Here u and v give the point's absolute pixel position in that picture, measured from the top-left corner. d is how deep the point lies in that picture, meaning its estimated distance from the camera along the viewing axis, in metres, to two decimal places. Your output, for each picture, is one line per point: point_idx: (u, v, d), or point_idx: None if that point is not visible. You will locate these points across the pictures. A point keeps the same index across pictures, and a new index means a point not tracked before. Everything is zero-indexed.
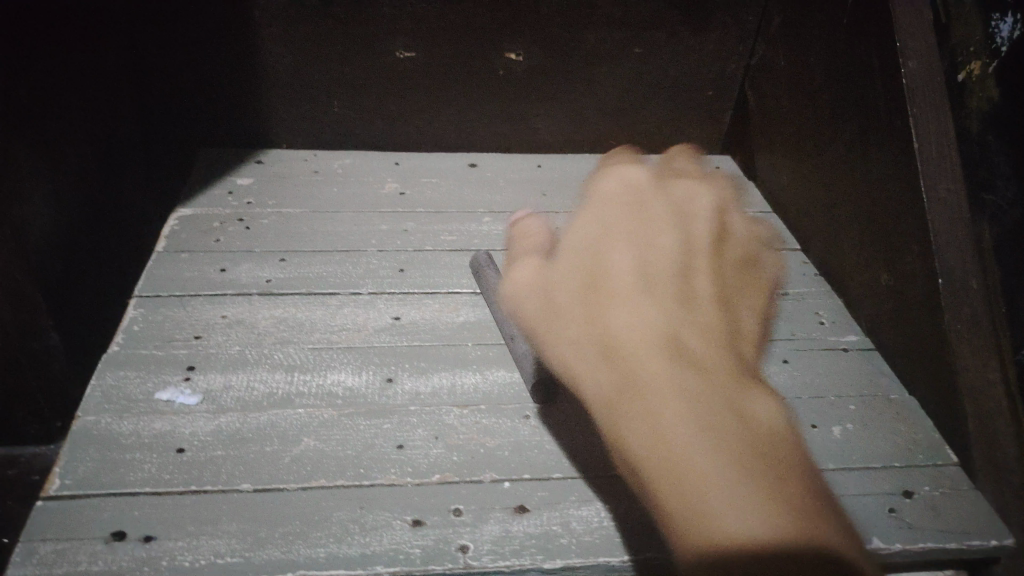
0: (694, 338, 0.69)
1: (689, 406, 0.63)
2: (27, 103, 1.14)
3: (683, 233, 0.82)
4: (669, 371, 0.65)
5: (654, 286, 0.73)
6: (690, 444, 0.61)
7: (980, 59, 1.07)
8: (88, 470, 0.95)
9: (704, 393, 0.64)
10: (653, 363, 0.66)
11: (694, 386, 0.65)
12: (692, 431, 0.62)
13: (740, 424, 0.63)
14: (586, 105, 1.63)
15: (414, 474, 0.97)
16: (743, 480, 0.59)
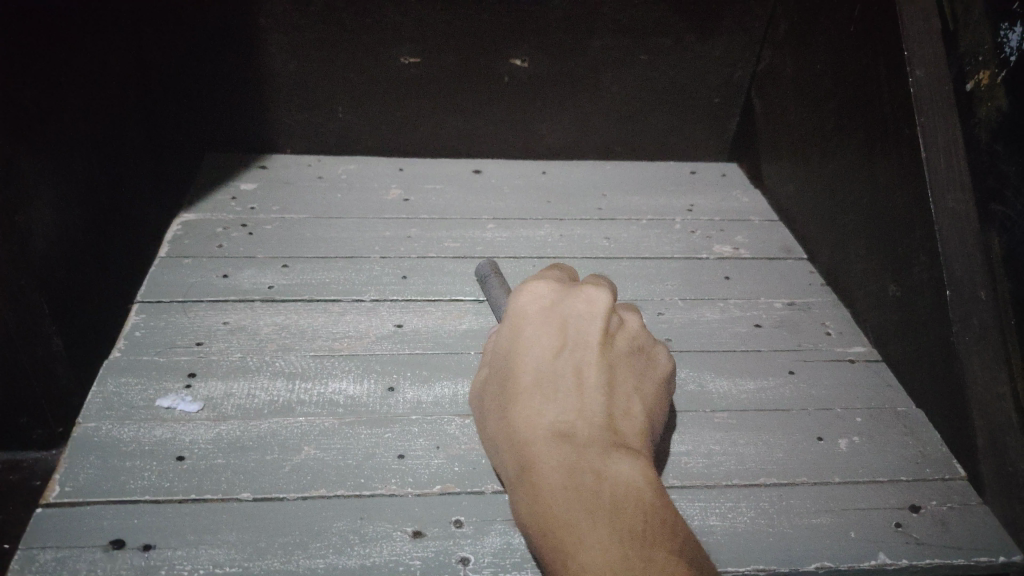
0: (577, 420, 0.77)
1: (565, 484, 0.73)
2: (30, 110, 1.14)
3: (576, 324, 0.82)
4: (551, 456, 0.74)
5: (547, 377, 0.79)
6: (566, 517, 0.71)
7: (990, 69, 1.02)
8: (89, 477, 0.95)
9: (579, 472, 0.73)
10: (539, 451, 0.75)
11: (569, 467, 0.73)
12: (568, 505, 0.71)
13: (604, 493, 0.71)
14: (591, 112, 1.62)
15: (415, 484, 0.96)
16: (609, 543, 0.68)
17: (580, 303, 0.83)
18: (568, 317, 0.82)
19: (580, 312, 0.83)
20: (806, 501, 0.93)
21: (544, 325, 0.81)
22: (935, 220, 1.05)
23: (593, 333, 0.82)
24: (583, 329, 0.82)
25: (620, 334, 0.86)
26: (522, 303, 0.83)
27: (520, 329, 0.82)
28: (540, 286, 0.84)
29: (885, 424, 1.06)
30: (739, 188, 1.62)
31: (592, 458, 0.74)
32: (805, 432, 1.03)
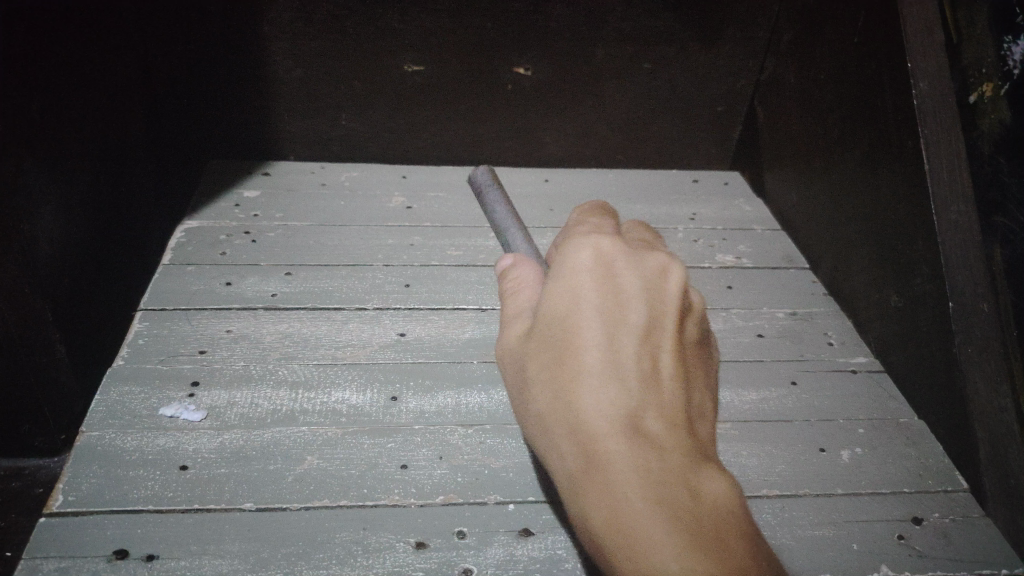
0: (652, 406, 0.54)
1: (646, 498, 0.51)
2: (35, 120, 1.13)
3: (647, 282, 0.58)
4: (625, 456, 0.52)
5: (613, 343, 0.55)
6: (649, 538, 0.50)
7: (993, 82, 1.05)
8: (92, 487, 0.95)
9: (666, 482, 0.52)
10: (605, 445, 0.53)
11: (653, 474, 0.51)
12: (652, 521, 0.51)
13: (698, 510, 0.51)
14: (594, 120, 1.62)
15: (418, 495, 0.96)
16: None
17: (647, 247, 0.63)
18: (638, 273, 0.57)
19: (652, 266, 0.59)
20: (808, 513, 0.93)
21: (608, 279, 0.57)
22: (938, 231, 1.05)
23: (670, 297, 0.58)
24: (658, 293, 0.58)
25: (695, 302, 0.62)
26: (574, 251, 0.58)
27: (575, 285, 0.57)
28: (587, 223, 0.62)
29: (888, 435, 1.06)
30: (742, 197, 1.63)
31: (681, 467, 0.52)
32: (807, 444, 1.03)
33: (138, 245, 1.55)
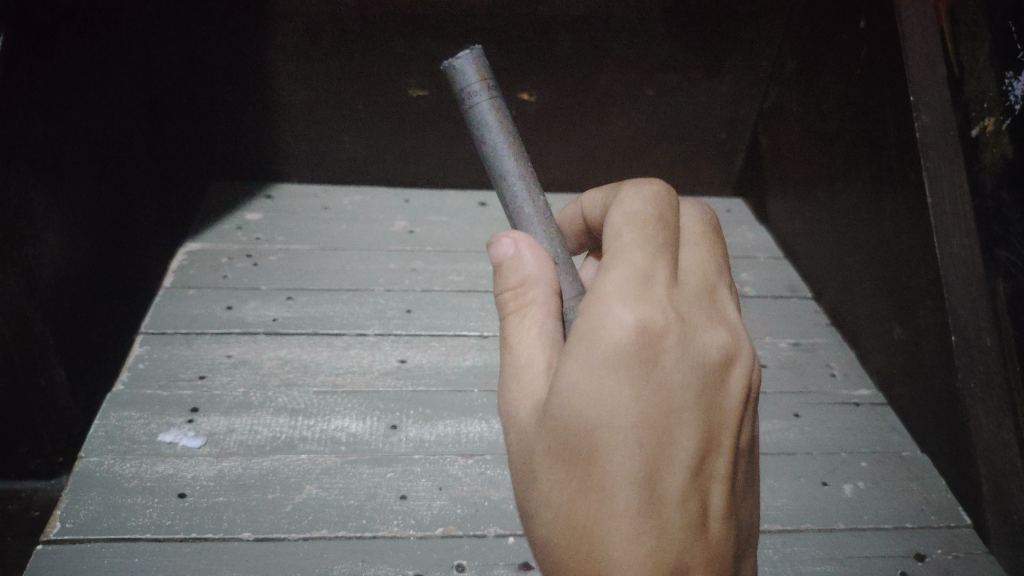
0: (690, 549, 0.51)
1: None
2: (44, 141, 1.10)
3: (700, 394, 0.51)
4: None
5: (655, 480, 0.50)
6: None
7: (995, 116, 1.05)
8: (90, 514, 0.95)
9: None
10: None
11: None
12: None
13: None
14: (598, 146, 1.59)
15: (417, 527, 0.96)
16: None
17: (698, 312, 0.53)
18: (689, 379, 0.51)
19: (699, 357, 0.51)
20: (810, 549, 0.93)
21: (648, 387, 0.50)
22: (944, 263, 1.04)
23: (713, 399, 0.52)
24: (712, 405, 0.52)
25: (746, 378, 0.54)
26: (611, 339, 0.49)
27: (611, 390, 0.49)
28: (634, 274, 0.51)
29: (890, 468, 1.06)
30: (745, 224, 1.63)
31: None
32: (807, 476, 1.03)
33: (163, 267, 1.52)
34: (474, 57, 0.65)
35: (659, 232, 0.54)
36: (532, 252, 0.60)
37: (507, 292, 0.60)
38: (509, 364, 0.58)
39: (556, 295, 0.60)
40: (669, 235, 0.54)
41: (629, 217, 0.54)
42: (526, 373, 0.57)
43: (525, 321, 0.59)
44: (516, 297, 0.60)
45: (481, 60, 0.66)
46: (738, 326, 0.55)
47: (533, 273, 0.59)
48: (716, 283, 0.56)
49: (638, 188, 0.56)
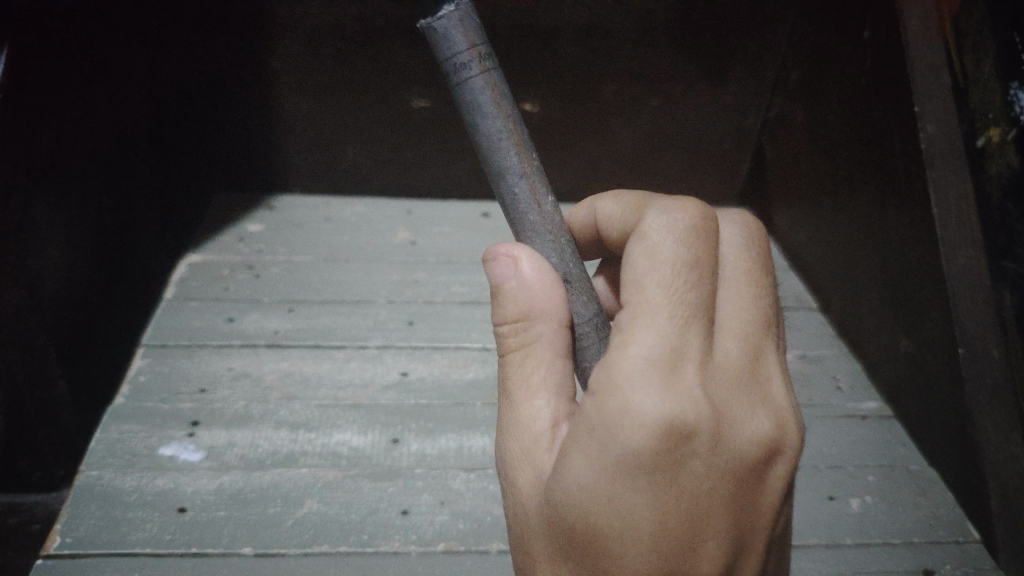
0: None
1: None
2: (45, 153, 1.10)
3: (728, 489, 0.52)
4: None
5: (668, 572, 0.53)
6: None
7: (1000, 126, 1.07)
8: (90, 528, 0.95)
9: None
10: None
11: None
12: None
13: None
14: (602, 157, 1.58)
15: (418, 542, 0.96)
16: None
17: (734, 393, 0.53)
18: (714, 477, 0.52)
19: (731, 450, 0.52)
20: (813, 566, 0.93)
21: (675, 482, 0.51)
22: (948, 274, 1.03)
23: (742, 490, 0.53)
24: (739, 497, 0.53)
25: (785, 467, 0.55)
26: (635, 434, 0.50)
27: (631, 484, 0.51)
28: (666, 361, 0.50)
29: (896, 483, 1.06)
30: None
31: None
32: (810, 491, 1.03)
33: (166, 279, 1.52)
34: (457, 24, 0.60)
35: (695, 290, 0.53)
36: (534, 281, 0.60)
37: (508, 327, 0.61)
38: (510, 415, 0.60)
39: (559, 325, 0.60)
40: (706, 291, 0.53)
41: (654, 262, 0.53)
42: (527, 430, 0.59)
43: (528, 361, 0.60)
44: (515, 329, 0.61)
45: (466, 25, 0.60)
46: (781, 403, 0.56)
47: (535, 304, 0.60)
48: (757, 351, 0.56)
49: (670, 223, 0.55)
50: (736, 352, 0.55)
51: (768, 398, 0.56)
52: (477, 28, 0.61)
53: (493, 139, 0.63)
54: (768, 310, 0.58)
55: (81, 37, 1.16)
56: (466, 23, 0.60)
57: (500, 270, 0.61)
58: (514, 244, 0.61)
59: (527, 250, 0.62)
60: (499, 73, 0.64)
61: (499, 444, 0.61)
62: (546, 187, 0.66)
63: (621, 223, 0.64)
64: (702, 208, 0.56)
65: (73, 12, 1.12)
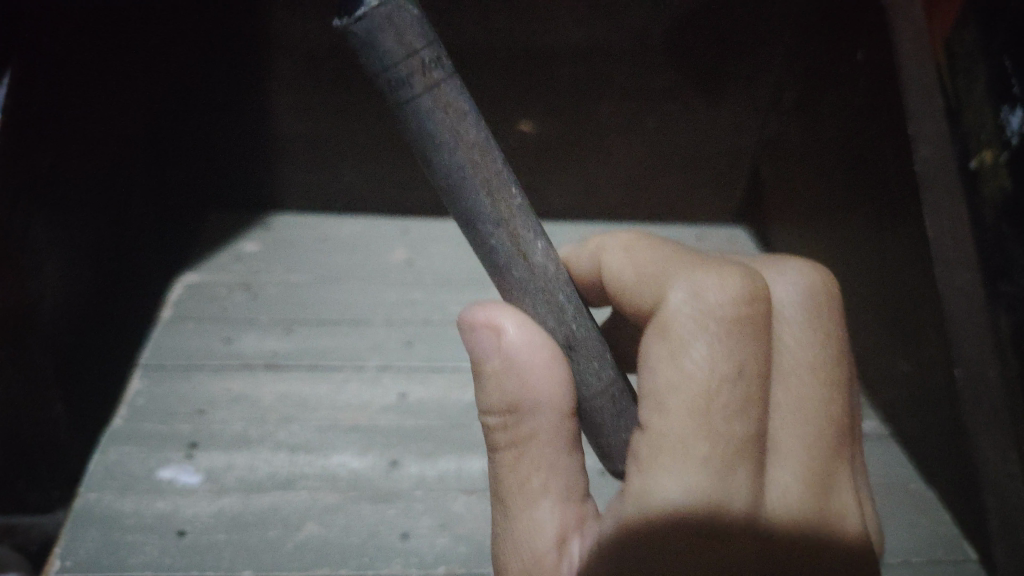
0: None
1: None
2: (45, 178, 1.10)
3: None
4: None
5: None
6: None
7: (993, 149, 1.10)
8: (90, 551, 0.97)
9: None
10: None
11: None
12: None
13: None
14: (600, 177, 1.60)
15: (419, 565, 0.98)
16: None
17: (794, 534, 0.59)
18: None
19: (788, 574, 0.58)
20: None
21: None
22: (947, 297, 1.03)
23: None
24: None
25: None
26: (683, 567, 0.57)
27: None
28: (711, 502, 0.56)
29: (892, 505, 1.08)
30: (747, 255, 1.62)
31: None
32: None
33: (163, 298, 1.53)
34: (386, 26, 0.52)
35: (733, 400, 0.57)
36: (518, 367, 0.64)
37: (497, 419, 0.66)
38: (516, 521, 0.66)
39: (558, 414, 0.64)
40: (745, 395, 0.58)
41: (682, 352, 0.58)
42: (537, 536, 0.65)
43: (526, 465, 0.65)
44: (502, 419, 0.66)
45: (398, 27, 0.53)
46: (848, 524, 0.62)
47: (517, 396, 0.64)
48: (819, 475, 0.62)
49: (710, 286, 0.60)
50: (792, 481, 0.61)
51: (835, 521, 0.61)
52: (416, 24, 0.54)
53: (453, 175, 0.58)
54: (831, 420, 0.65)
55: (86, 57, 1.15)
56: (398, 17, 0.53)
57: (478, 343, 0.66)
58: (494, 314, 0.65)
59: (517, 327, 0.64)
60: (453, 81, 0.57)
61: (508, 540, 0.68)
62: (513, 207, 0.61)
63: (627, 281, 0.71)
64: (750, 284, 0.61)
65: (76, 38, 1.12)
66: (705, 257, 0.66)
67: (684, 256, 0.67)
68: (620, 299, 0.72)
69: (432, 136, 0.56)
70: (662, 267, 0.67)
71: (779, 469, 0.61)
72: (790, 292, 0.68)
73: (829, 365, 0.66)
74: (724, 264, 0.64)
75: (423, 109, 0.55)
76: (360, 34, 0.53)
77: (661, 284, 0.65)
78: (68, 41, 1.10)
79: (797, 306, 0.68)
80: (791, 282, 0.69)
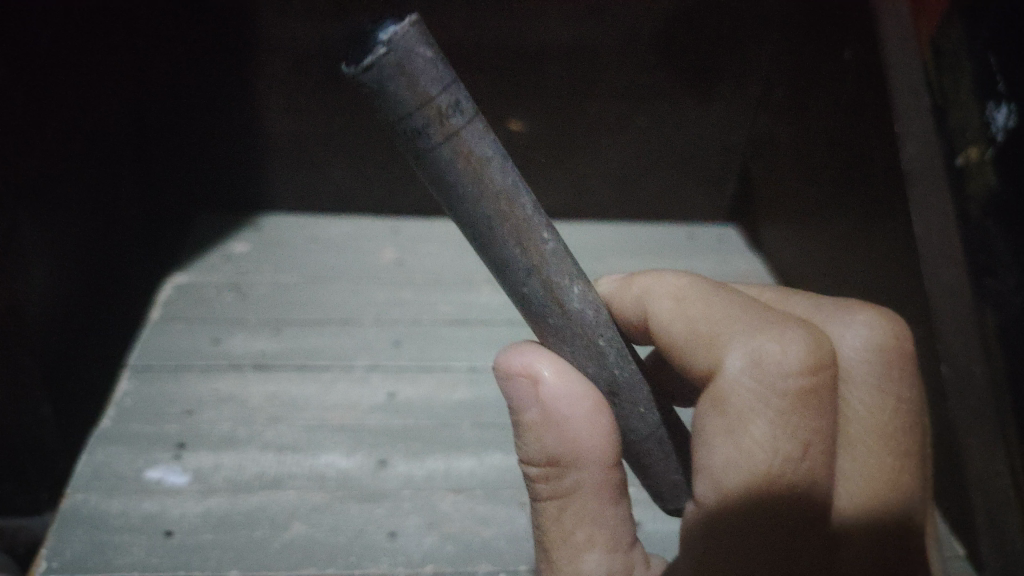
0: None
1: None
2: (32, 177, 1.10)
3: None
4: None
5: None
6: None
7: (978, 146, 1.09)
8: (77, 552, 0.97)
9: None
10: None
11: None
12: None
13: None
14: (593, 178, 1.59)
15: (407, 565, 0.98)
16: None
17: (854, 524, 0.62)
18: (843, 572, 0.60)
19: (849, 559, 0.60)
20: None
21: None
22: (933, 296, 1.04)
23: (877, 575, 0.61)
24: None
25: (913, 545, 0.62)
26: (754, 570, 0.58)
27: None
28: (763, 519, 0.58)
29: None
30: (738, 255, 1.62)
31: None
32: None
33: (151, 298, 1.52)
34: (398, 76, 0.51)
35: (795, 482, 0.58)
36: (561, 422, 0.66)
37: (541, 471, 0.68)
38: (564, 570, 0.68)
39: (602, 468, 0.66)
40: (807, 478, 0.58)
41: (739, 430, 0.59)
42: None
43: (571, 518, 0.67)
44: (544, 471, 0.68)
45: (412, 75, 0.51)
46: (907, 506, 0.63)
47: (560, 453, 0.66)
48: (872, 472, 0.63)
49: (756, 368, 0.59)
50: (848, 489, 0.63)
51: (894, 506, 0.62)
52: (430, 68, 0.52)
53: (480, 224, 0.57)
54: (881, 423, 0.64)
55: (73, 53, 1.16)
56: (411, 65, 0.51)
57: (517, 391, 0.68)
58: (531, 364, 0.67)
59: (554, 380, 0.66)
60: (475, 126, 0.55)
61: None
62: (541, 249, 0.59)
63: (679, 339, 0.68)
64: (815, 353, 0.59)
65: (60, 38, 1.12)
66: (767, 313, 0.64)
67: (740, 310, 0.65)
68: (667, 350, 0.70)
69: (452, 184, 0.55)
70: (715, 323, 0.65)
71: (845, 517, 0.62)
72: (858, 350, 0.65)
73: (898, 407, 0.64)
74: (788, 323, 0.61)
75: (442, 159, 0.54)
76: (368, 78, 0.51)
77: (713, 351, 0.63)
78: (62, 36, 1.13)
79: (867, 364, 0.64)
80: (859, 334, 0.65)
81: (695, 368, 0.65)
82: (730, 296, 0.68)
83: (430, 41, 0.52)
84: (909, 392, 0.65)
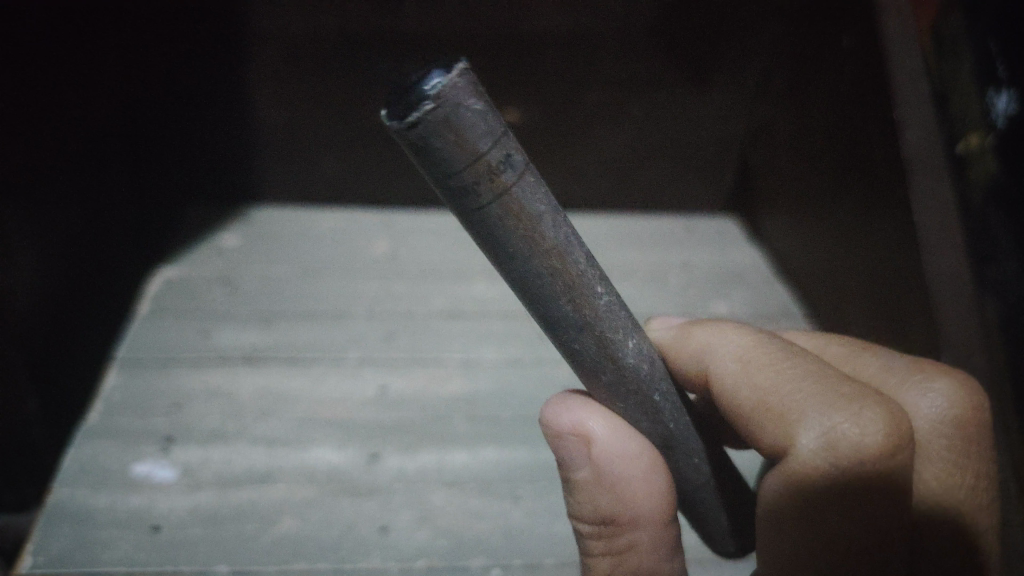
0: None
1: None
2: (21, 168, 1.09)
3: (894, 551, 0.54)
4: None
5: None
6: None
7: (979, 133, 1.12)
8: (63, 547, 0.96)
9: None
10: None
11: None
12: None
13: None
14: (587, 167, 1.56)
15: (398, 559, 0.96)
16: None
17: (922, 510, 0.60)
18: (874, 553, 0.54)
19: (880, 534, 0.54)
20: None
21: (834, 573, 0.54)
22: (932, 284, 1.02)
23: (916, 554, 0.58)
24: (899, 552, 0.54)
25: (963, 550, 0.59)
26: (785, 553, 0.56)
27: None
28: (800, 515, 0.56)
29: None
30: (736, 248, 1.59)
31: None
32: None
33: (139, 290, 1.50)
34: (445, 133, 0.43)
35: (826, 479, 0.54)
36: (614, 483, 0.65)
37: (594, 529, 0.68)
38: None
39: (656, 525, 0.66)
40: (880, 521, 0.53)
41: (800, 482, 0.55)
42: None
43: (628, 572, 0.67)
44: (597, 528, 0.68)
45: (461, 132, 0.43)
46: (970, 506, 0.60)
47: (613, 512, 0.66)
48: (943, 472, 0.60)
49: (819, 445, 0.55)
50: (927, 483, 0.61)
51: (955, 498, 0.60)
52: (480, 121, 0.44)
53: (530, 279, 0.51)
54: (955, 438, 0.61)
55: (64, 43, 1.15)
56: (459, 118, 0.43)
57: (568, 449, 0.67)
58: (579, 423, 0.66)
59: (603, 442, 0.65)
60: (529, 178, 0.48)
61: None
62: (592, 301, 0.53)
63: (741, 403, 0.63)
64: (898, 439, 0.53)
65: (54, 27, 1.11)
66: (841, 385, 0.57)
67: (811, 382, 0.58)
68: (730, 414, 0.65)
69: (504, 243, 0.48)
70: (784, 397, 0.59)
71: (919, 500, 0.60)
72: (934, 420, 0.61)
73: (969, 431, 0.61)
74: (863, 401, 0.56)
75: (495, 216, 0.47)
76: (415, 135, 0.43)
77: (783, 431, 0.58)
78: (63, 37, 1.14)
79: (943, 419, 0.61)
80: (936, 403, 0.61)
81: (762, 442, 0.60)
82: (804, 361, 0.61)
83: (480, 89, 0.44)
84: (990, 470, 0.61)
